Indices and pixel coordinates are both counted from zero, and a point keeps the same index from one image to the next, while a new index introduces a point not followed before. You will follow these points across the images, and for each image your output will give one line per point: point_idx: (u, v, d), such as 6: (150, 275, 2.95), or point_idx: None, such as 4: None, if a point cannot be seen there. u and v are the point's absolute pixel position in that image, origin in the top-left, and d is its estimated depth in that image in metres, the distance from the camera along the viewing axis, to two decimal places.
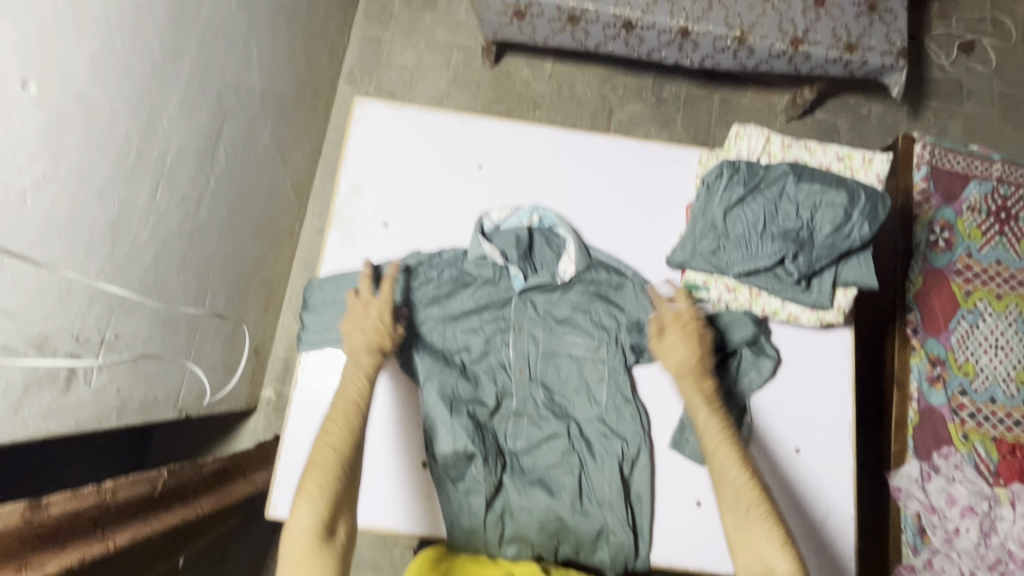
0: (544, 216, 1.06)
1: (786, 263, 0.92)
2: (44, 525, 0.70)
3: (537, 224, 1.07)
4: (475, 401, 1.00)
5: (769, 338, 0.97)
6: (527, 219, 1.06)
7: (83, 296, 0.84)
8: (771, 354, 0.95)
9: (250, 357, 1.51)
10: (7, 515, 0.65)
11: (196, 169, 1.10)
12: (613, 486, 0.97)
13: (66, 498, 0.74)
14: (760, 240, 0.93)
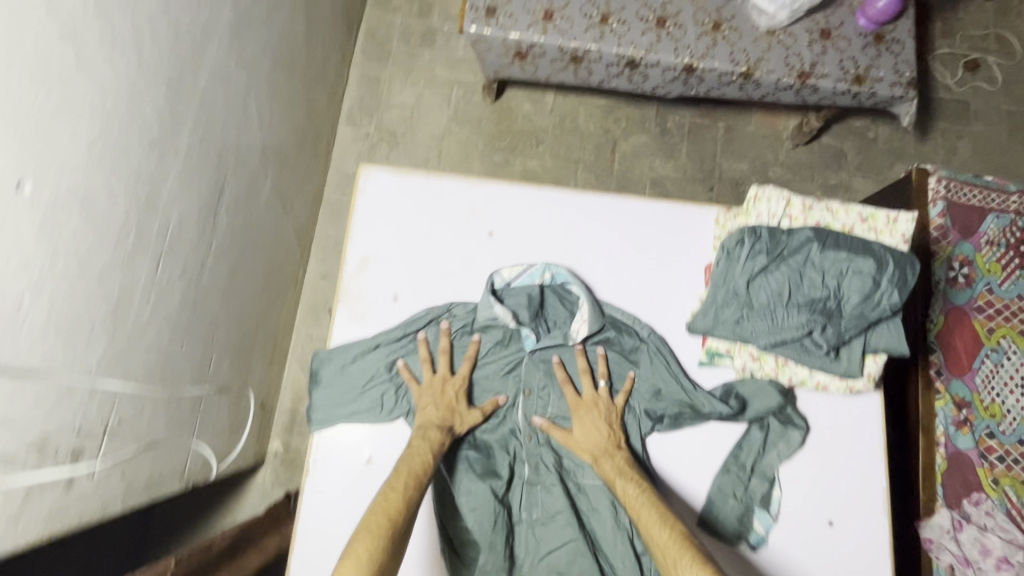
0: (556, 273, 1.04)
1: (815, 334, 0.91)
2: None
3: (549, 281, 1.05)
4: (486, 473, 0.99)
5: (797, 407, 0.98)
6: (538, 277, 1.04)
7: (84, 388, 0.81)
8: (799, 424, 0.96)
9: (256, 414, 1.48)
10: None
11: (198, 237, 1.08)
12: (627, 563, 0.94)
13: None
14: (787, 310, 0.92)
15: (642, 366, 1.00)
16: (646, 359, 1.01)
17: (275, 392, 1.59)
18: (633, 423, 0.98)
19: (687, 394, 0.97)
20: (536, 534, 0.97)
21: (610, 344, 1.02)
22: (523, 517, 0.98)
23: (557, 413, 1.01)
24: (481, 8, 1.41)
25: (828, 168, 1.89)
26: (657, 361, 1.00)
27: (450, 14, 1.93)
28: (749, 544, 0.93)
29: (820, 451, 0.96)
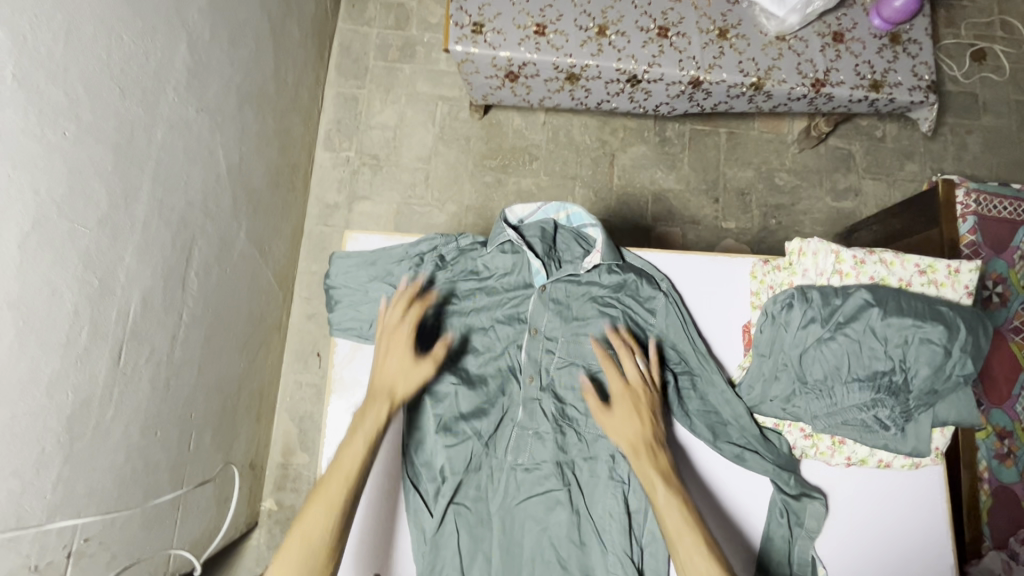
0: (572, 213, 0.90)
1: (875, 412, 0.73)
2: None
3: (564, 222, 0.92)
4: (472, 412, 0.83)
5: (812, 483, 0.79)
6: (553, 214, 0.91)
7: (38, 522, 0.70)
8: (817, 494, 0.77)
9: (245, 477, 1.36)
10: None
11: (165, 310, 0.95)
12: (617, 531, 0.78)
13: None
14: (845, 385, 0.74)
15: (659, 317, 0.85)
16: (662, 309, 0.85)
17: (264, 448, 1.48)
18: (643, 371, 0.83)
19: (701, 356, 0.82)
20: (516, 488, 0.81)
21: (625, 287, 0.87)
22: (507, 465, 0.82)
23: (565, 355, 0.86)
24: (467, 25, 1.28)
25: (836, 171, 1.80)
26: (674, 316, 0.84)
27: (430, 24, 1.80)
28: None
29: (865, 525, 0.78)
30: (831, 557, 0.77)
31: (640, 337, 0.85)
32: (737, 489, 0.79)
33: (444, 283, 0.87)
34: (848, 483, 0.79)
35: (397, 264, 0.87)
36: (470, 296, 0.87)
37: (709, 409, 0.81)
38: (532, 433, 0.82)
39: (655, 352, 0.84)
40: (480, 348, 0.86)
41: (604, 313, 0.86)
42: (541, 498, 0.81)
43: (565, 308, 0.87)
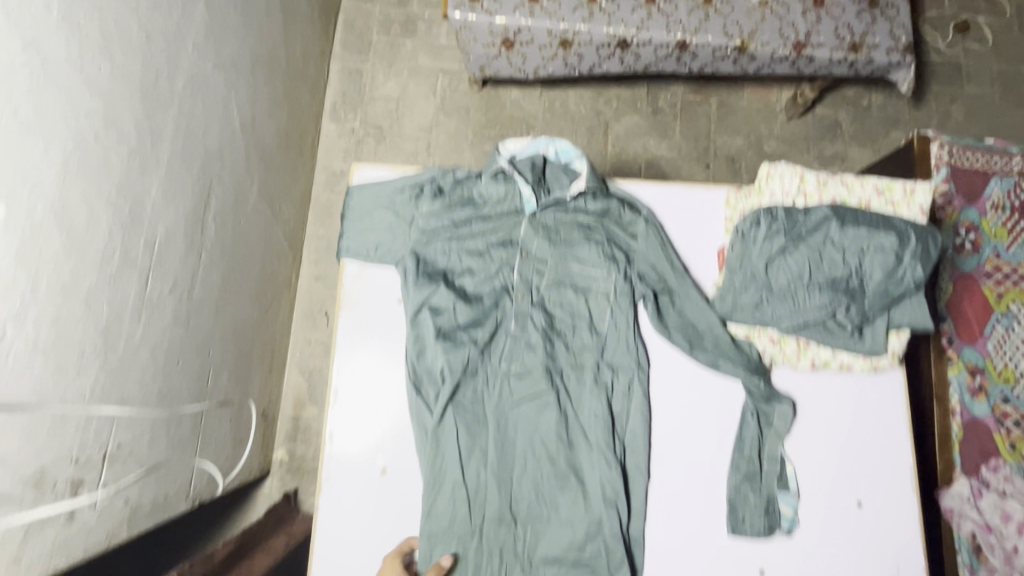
0: (560, 148, 0.99)
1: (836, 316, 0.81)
2: None
3: (553, 157, 1.00)
4: (469, 325, 0.90)
5: (779, 385, 0.86)
6: (543, 149, 1.00)
7: (79, 416, 0.78)
8: (784, 397, 0.84)
9: (258, 424, 1.43)
10: None
11: (187, 248, 1.02)
12: (600, 428, 0.86)
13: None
14: (806, 291, 0.82)
15: (639, 239, 0.93)
16: (642, 232, 0.93)
17: (276, 400, 1.55)
18: (625, 287, 0.91)
19: (678, 276, 0.90)
20: (509, 393, 0.88)
21: (609, 213, 0.95)
22: (501, 372, 0.89)
23: (553, 274, 0.93)
24: None
25: (823, 139, 1.87)
26: (654, 238, 0.92)
27: (431, 1, 1.87)
28: (785, 531, 0.82)
29: (830, 427, 0.85)
30: (799, 454, 0.84)
31: (623, 259, 0.92)
32: (710, 396, 0.87)
33: (442, 211, 0.94)
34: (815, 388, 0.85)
35: (400, 193, 0.95)
36: (466, 223, 0.95)
37: (684, 322, 0.88)
38: (523, 343, 0.89)
39: (636, 272, 0.92)
40: (477, 269, 0.93)
41: (589, 238, 0.94)
42: (532, 401, 0.87)
43: (554, 234, 0.95)
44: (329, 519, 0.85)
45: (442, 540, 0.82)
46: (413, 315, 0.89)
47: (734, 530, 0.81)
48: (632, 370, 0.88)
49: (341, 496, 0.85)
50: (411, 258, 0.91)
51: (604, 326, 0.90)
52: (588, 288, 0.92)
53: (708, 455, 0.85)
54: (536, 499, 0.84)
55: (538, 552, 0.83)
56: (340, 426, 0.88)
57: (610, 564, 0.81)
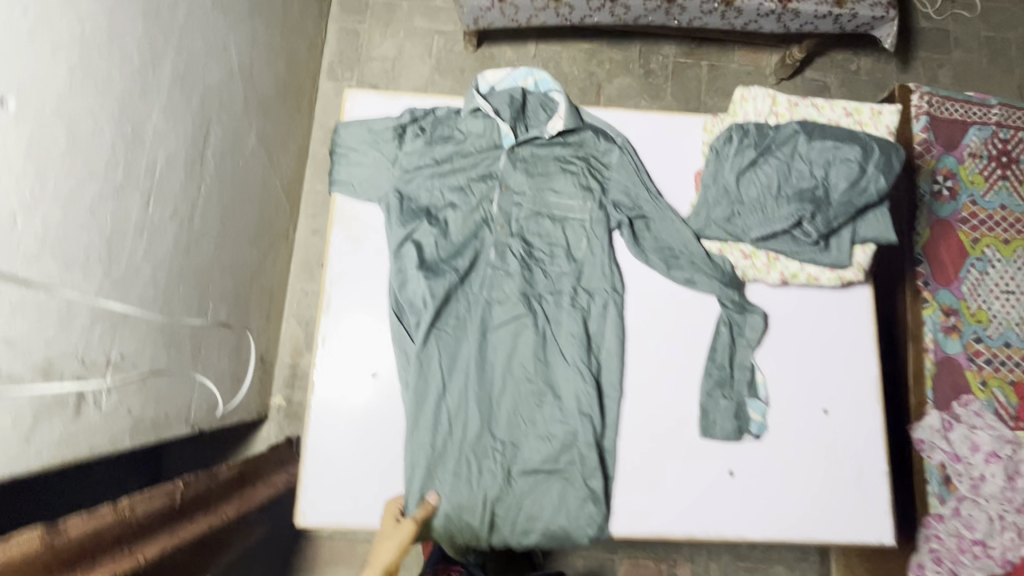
0: (540, 79, 1.02)
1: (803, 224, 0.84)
2: (66, 549, 0.71)
3: (533, 89, 1.03)
4: (450, 255, 0.94)
5: (751, 295, 0.90)
6: (522, 81, 1.03)
7: (85, 317, 0.81)
8: (757, 308, 0.88)
9: (257, 367, 1.47)
10: (25, 542, 0.66)
11: (187, 178, 1.06)
12: (576, 347, 0.89)
13: (84, 526, 0.76)
14: (776, 202, 0.86)
15: (614, 167, 0.96)
16: (617, 160, 0.96)
17: (274, 346, 1.59)
18: (601, 216, 0.94)
19: (651, 201, 0.93)
20: (489, 318, 0.92)
21: (586, 145, 0.98)
22: (482, 298, 0.93)
23: (532, 206, 0.97)
24: None
25: None
26: (629, 166, 0.96)
27: None
28: (754, 435, 0.86)
29: (797, 339, 0.89)
30: (769, 364, 0.89)
31: (598, 189, 0.96)
32: (685, 310, 0.91)
33: (424, 148, 0.97)
34: (777, 304, 0.90)
35: (383, 131, 0.98)
36: (448, 158, 0.97)
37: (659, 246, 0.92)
38: (502, 272, 0.93)
39: (611, 201, 0.95)
40: (458, 203, 0.96)
41: (566, 170, 0.97)
42: (510, 325, 0.91)
43: (532, 168, 0.98)
44: (319, 434, 0.88)
45: (422, 452, 0.85)
46: (396, 249, 0.92)
47: (704, 433, 0.86)
48: (607, 294, 0.92)
49: (330, 415, 0.89)
50: (394, 194, 0.95)
51: (581, 253, 0.94)
52: (565, 219, 0.96)
53: (682, 367, 0.89)
54: (514, 415, 0.88)
55: (516, 465, 0.87)
56: (333, 334, 0.92)
57: (586, 471, 0.85)
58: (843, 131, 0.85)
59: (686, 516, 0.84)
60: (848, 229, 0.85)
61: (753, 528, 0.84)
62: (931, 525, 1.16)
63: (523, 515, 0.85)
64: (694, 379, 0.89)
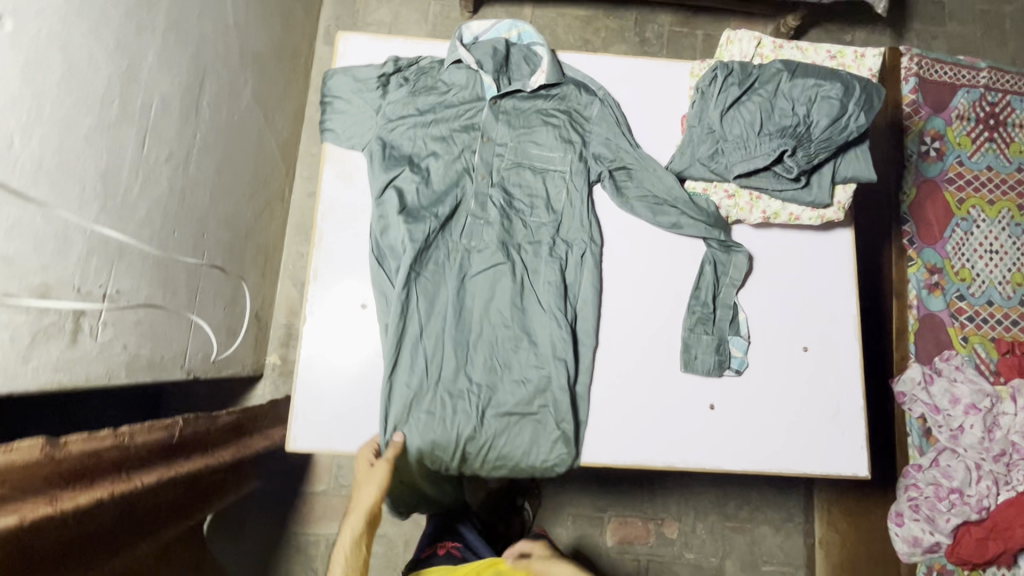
0: (523, 31, 1.03)
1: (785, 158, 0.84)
2: (66, 464, 0.74)
3: (516, 41, 1.04)
4: (431, 202, 0.92)
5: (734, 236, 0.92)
6: (505, 34, 1.04)
7: (81, 247, 0.83)
8: (742, 247, 0.90)
9: (252, 323, 1.48)
10: (27, 449, 0.69)
11: (182, 123, 1.07)
12: (553, 295, 0.90)
13: (85, 445, 0.77)
14: (758, 138, 0.86)
15: (595, 119, 0.98)
16: (597, 113, 0.98)
17: (269, 305, 1.61)
18: (582, 168, 0.95)
19: (630, 150, 0.95)
20: (468, 266, 0.91)
21: (568, 97, 0.99)
22: (461, 246, 0.92)
23: (514, 156, 0.96)
24: None
25: None
26: (610, 119, 0.97)
27: None
28: (734, 371, 0.88)
29: (777, 278, 0.92)
30: (751, 303, 0.91)
31: (578, 141, 0.97)
32: (668, 252, 0.94)
33: (407, 97, 0.96)
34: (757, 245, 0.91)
35: (367, 80, 0.97)
36: (431, 107, 0.97)
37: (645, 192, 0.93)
38: (482, 220, 0.92)
39: (591, 153, 0.97)
40: (441, 151, 0.95)
41: (548, 122, 0.98)
42: (489, 274, 0.91)
43: (514, 119, 0.98)
44: (308, 377, 0.90)
45: (401, 390, 0.86)
46: (378, 194, 0.92)
47: (685, 367, 0.88)
48: (585, 244, 0.93)
49: (320, 351, 0.91)
50: (376, 142, 0.93)
51: (560, 204, 0.95)
52: (546, 170, 0.96)
53: (665, 306, 0.91)
54: (490, 360, 0.89)
55: (490, 408, 0.87)
56: (325, 267, 0.94)
57: (557, 414, 0.86)
58: (825, 69, 0.85)
59: (667, 448, 0.87)
60: (829, 167, 0.87)
61: (731, 461, 0.86)
62: (911, 475, 1.20)
63: (494, 454, 0.86)
64: (677, 316, 0.91)
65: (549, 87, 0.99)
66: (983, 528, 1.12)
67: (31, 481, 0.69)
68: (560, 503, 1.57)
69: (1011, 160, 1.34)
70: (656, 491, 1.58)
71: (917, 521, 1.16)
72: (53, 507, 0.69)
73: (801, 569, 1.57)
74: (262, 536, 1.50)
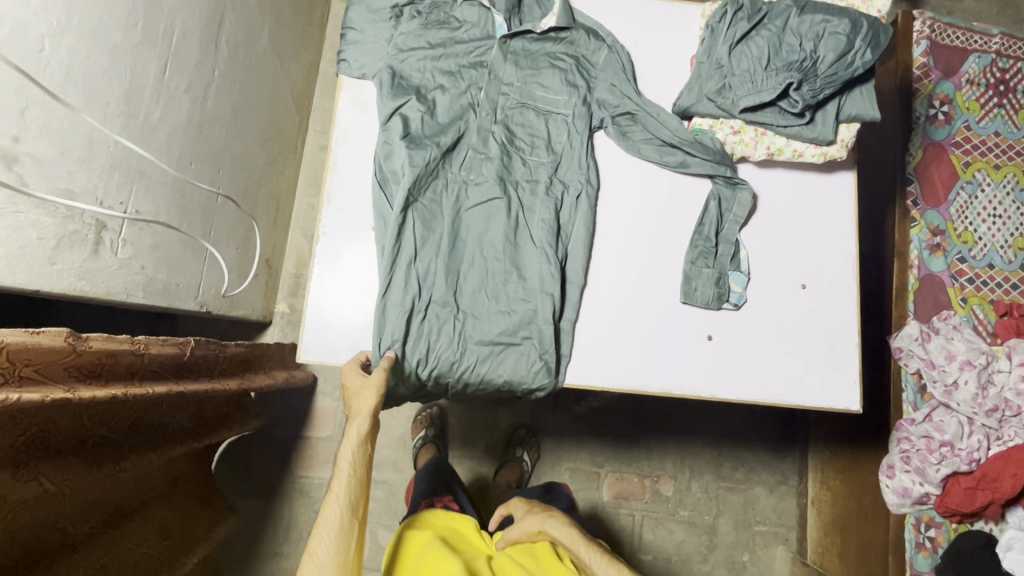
0: None
1: (791, 93, 0.86)
2: (84, 359, 0.77)
3: None
4: (434, 132, 0.94)
5: (738, 174, 0.94)
6: None
7: (104, 161, 0.86)
8: (747, 184, 0.92)
9: (262, 268, 1.51)
10: (54, 337, 0.72)
11: (201, 56, 1.10)
12: (545, 231, 0.92)
13: (105, 343, 0.80)
14: (765, 73, 0.88)
15: (601, 64, 0.99)
16: (604, 59, 1.00)
17: (278, 253, 1.62)
18: (585, 112, 0.97)
19: (635, 97, 0.96)
20: (465, 198, 0.94)
21: (578, 40, 1.00)
22: (459, 178, 0.94)
23: (520, 95, 0.98)
24: None
25: None
26: (619, 65, 0.99)
27: None
28: (732, 305, 0.91)
29: (782, 217, 0.94)
30: (754, 240, 0.94)
31: (584, 86, 0.98)
32: (672, 191, 0.96)
33: (420, 30, 0.98)
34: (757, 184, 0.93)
35: (382, 12, 1.00)
36: (443, 42, 0.98)
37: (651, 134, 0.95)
38: (482, 155, 0.94)
39: (596, 98, 0.98)
40: (448, 85, 0.97)
41: (555, 65, 0.99)
42: (484, 207, 0.93)
43: (523, 60, 0.99)
44: (319, 296, 0.94)
45: (387, 308, 0.88)
46: (385, 120, 0.94)
47: (685, 298, 0.91)
48: (581, 186, 0.95)
49: (331, 272, 0.95)
50: (386, 71, 0.96)
51: (560, 146, 0.97)
52: (549, 112, 0.98)
53: (667, 243, 0.94)
54: (480, 290, 0.91)
55: (475, 336, 0.89)
56: (337, 191, 0.97)
57: (541, 346, 0.89)
58: (834, 6, 0.86)
59: (664, 376, 0.90)
60: (833, 104, 0.89)
61: (728, 391, 0.90)
62: (903, 428, 1.22)
63: (478, 379, 0.89)
64: (681, 251, 0.94)
65: (559, 29, 1.00)
66: (972, 478, 1.15)
67: (48, 365, 0.72)
68: (558, 458, 1.59)
69: (1018, 126, 1.35)
70: (652, 449, 1.61)
71: (907, 473, 1.19)
72: (70, 393, 0.73)
73: (792, 530, 1.60)
74: (264, 477, 1.54)
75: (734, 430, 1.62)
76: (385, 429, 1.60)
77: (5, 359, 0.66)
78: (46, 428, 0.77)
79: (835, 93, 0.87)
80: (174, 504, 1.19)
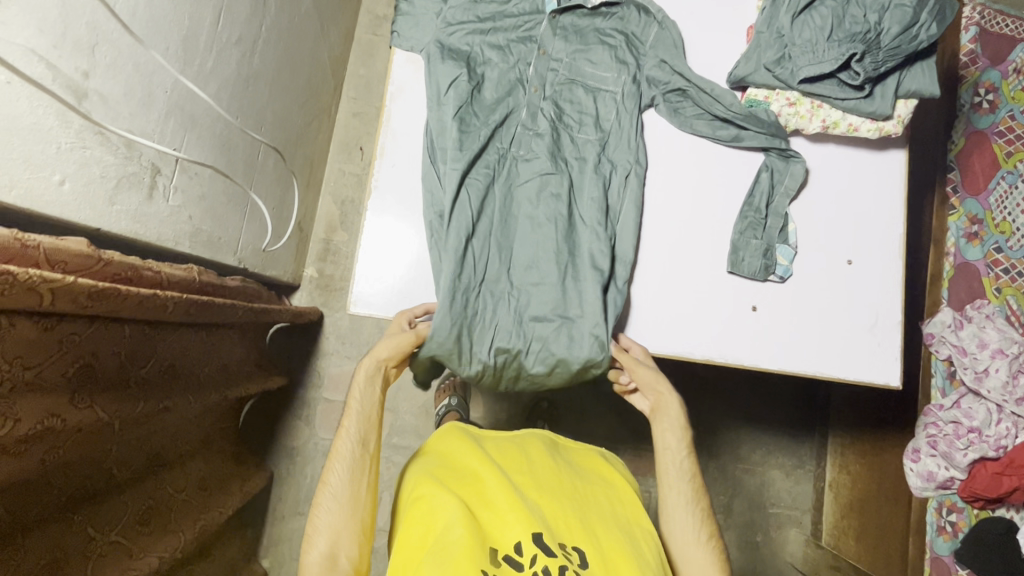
0: None
1: (853, 64, 0.86)
2: (109, 271, 0.76)
3: None
4: (482, 109, 0.94)
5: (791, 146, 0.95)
6: None
7: (162, 106, 0.86)
8: (800, 157, 0.93)
9: (295, 231, 1.51)
10: (77, 245, 0.72)
11: (251, 10, 1.10)
12: (593, 209, 0.92)
13: (124, 259, 0.80)
14: (827, 44, 0.88)
15: (650, 42, 0.99)
16: (654, 36, 0.99)
17: (309, 217, 1.62)
18: (635, 90, 0.97)
19: (685, 73, 0.96)
20: (516, 174, 0.94)
21: (629, 17, 1.00)
22: (509, 156, 0.94)
23: (566, 74, 0.97)
24: None
25: None
26: (668, 40, 0.98)
27: None
28: (777, 278, 0.93)
29: (832, 194, 0.95)
30: (801, 215, 0.95)
31: (633, 64, 0.98)
32: (723, 165, 0.97)
33: (469, 4, 0.97)
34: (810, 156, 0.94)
35: None
36: (491, 17, 0.97)
37: (703, 109, 0.95)
38: (531, 132, 0.94)
39: (645, 76, 0.98)
40: (497, 62, 0.96)
41: (605, 42, 0.98)
42: (535, 183, 0.93)
43: (572, 36, 0.99)
44: (368, 248, 0.96)
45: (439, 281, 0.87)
46: (438, 96, 0.93)
47: (732, 268, 0.92)
48: (630, 165, 0.95)
49: (383, 228, 0.96)
50: (435, 45, 0.96)
51: (608, 124, 0.97)
52: (598, 91, 0.97)
53: (716, 213, 0.95)
54: (530, 266, 0.91)
55: (530, 314, 0.90)
56: (390, 149, 0.98)
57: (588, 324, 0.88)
58: None
59: (707, 344, 0.91)
60: (893, 79, 0.89)
61: (770, 361, 0.91)
62: (932, 413, 1.24)
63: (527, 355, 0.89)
64: (731, 223, 0.95)
65: (609, 5, 0.99)
66: (1000, 464, 1.16)
67: (83, 273, 0.72)
68: (580, 432, 1.61)
69: None
70: None
71: (933, 457, 1.19)
72: (117, 287, 0.73)
73: (806, 514, 1.61)
74: (288, 437, 1.56)
75: (754, 413, 1.63)
76: (409, 396, 1.61)
77: (45, 259, 0.66)
78: (90, 361, 0.78)
79: (897, 66, 0.87)
80: (207, 455, 1.22)
